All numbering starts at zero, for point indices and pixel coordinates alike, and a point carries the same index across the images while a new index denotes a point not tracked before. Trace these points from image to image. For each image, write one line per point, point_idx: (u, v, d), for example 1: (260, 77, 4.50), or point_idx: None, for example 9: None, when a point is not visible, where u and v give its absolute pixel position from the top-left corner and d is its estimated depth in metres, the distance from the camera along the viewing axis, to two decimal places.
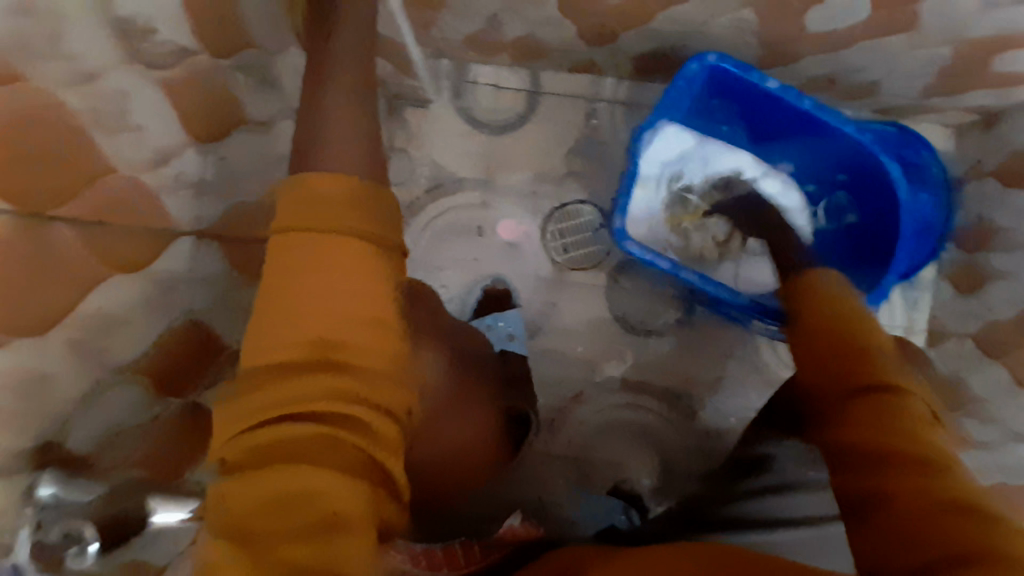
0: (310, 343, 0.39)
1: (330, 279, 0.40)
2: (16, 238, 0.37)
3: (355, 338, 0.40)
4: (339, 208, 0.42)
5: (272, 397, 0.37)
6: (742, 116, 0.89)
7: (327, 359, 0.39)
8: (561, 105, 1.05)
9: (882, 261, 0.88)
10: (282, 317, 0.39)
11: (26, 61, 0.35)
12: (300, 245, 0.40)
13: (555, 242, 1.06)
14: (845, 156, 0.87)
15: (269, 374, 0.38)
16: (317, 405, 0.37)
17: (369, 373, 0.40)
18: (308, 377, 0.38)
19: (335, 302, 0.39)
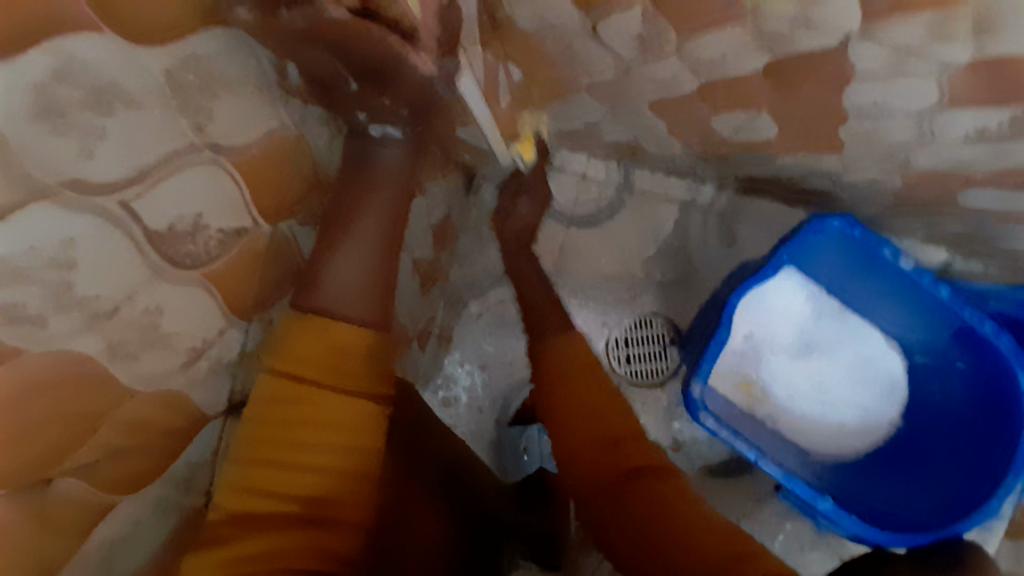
0: (297, 500, 0.42)
1: (327, 436, 0.43)
2: (9, 518, 0.32)
3: (337, 492, 0.43)
4: (351, 372, 0.45)
5: (244, 552, 0.39)
6: (853, 283, 0.77)
7: (311, 517, 0.42)
8: (652, 206, 0.93)
9: (982, 476, 0.72)
10: (264, 476, 0.41)
11: (30, 331, 0.30)
12: (300, 405, 0.43)
13: (617, 350, 0.94)
14: (964, 347, 0.73)
15: (247, 526, 0.40)
16: (277, 553, 0.40)
17: (343, 526, 0.43)
18: (286, 533, 0.40)
19: (330, 456, 0.43)
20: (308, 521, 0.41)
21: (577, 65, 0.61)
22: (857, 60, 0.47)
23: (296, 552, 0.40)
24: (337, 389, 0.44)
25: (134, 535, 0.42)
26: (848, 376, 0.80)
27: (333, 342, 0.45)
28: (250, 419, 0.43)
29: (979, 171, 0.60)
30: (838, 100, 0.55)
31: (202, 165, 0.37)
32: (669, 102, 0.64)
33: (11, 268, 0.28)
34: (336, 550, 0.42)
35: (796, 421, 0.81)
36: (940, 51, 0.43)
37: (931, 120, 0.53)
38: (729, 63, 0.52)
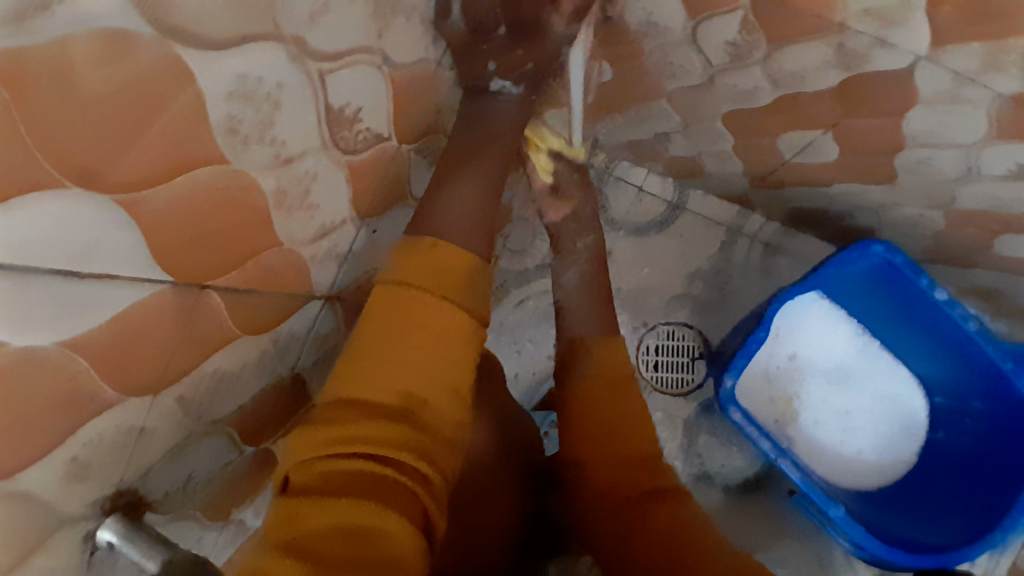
0: (395, 394, 0.48)
1: (424, 339, 0.49)
2: (168, 307, 0.37)
3: (429, 396, 0.49)
4: (456, 286, 0.52)
5: (349, 430, 0.46)
6: (887, 317, 0.83)
7: (406, 413, 0.48)
8: (700, 228, 1.00)
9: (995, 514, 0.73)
10: (374, 369, 0.48)
11: (236, 150, 0.36)
12: (410, 309, 0.49)
13: (648, 356, 0.99)
14: (986, 385, 0.77)
15: (354, 409, 0.47)
16: (378, 430, 0.47)
17: (429, 427, 0.49)
18: (383, 421, 0.47)
19: (425, 358, 0.49)
20: (403, 415, 0.48)
21: (668, 69, 0.68)
22: (920, 85, 0.55)
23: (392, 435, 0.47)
24: (439, 300, 0.50)
25: (239, 379, 0.48)
26: (868, 404, 0.85)
27: (443, 262, 0.52)
28: (364, 317, 0.51)
29: (1017, 213, 0.66)
30: (898, 126, 0.61)
31: (372, 67, 0.45)
32: (741, 117, 0.72)
33: (242, 88, 0.34)
34: (425, 447, 0.48)
35: (819, 446, 0.84)
36: (994, 81, 0.50)
37: (980, 154, 0.60)
38: (807, 79, 0.60)
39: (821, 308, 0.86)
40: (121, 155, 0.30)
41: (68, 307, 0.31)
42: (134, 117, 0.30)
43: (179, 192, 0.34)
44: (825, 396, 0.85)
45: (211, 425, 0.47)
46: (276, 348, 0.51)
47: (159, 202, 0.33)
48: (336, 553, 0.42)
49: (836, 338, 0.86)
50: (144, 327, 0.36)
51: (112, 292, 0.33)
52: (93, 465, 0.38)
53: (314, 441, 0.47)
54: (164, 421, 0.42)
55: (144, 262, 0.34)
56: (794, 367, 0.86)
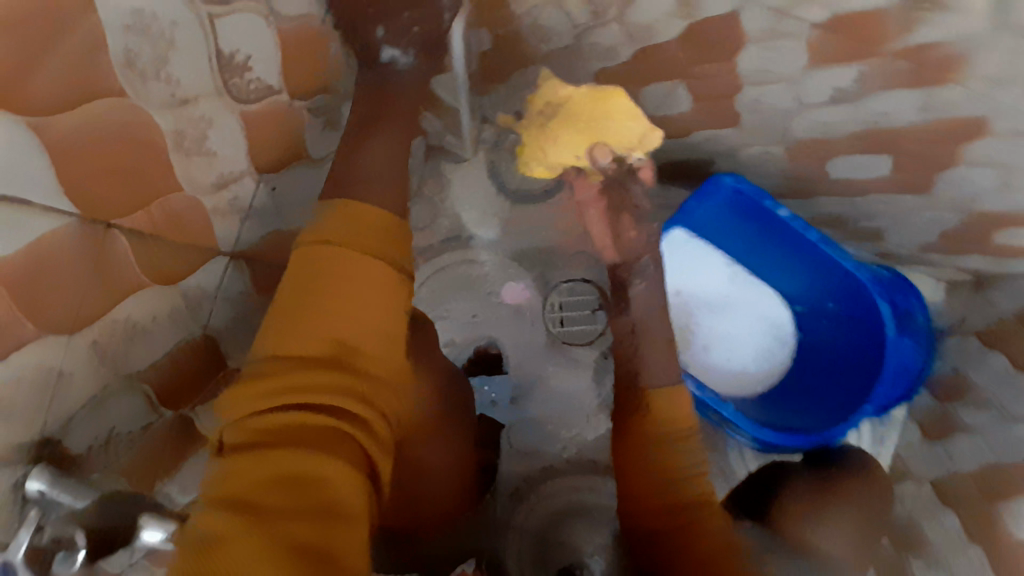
0: (325, 344, 0.49)
1: (345, 287, 0.50)
2: (74, 242, 0.38)
3: (359, 344, 0.50)
4: (374, 237, 0.52)
5: (284, 385, 0.47)
6: (753, 240, 0.95)
7: (343, 364, 0.49)
8: (587, 187, 1.07)
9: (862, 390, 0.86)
10: (303, 326, 0.49)
11: (133, 83, 0.39)
12: (332, 261, 0.50)
13: (552, 312, 1.07)
14: (835, 286, 0.90)
15: (289, 362, 0.48)
16: (309, 377, 0.47)
17: (368, 378, 0.50)
18: (322, 374, 0.47)
19: (349, 306, 0.50)
20: (339, 367, 0.49)
21: (539, 30, 0.76)
22: (748, 21, 0.64)
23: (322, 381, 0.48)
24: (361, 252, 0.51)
25: (153, 331, 0.48)
26: (743, 322, 0.97)
27: (362, 214, 0.53)
28: (285, 274, 0.52)
29: (840, 137, 0.77)
30: (734, 66, 0.71)
31: (256, 16, 0.47)
32: (610, 73, 0.80)
33: (126, 17, 0.37)
34: (367, 397, 0.49)
35: (709, 358, 0.96)
36: (803, 12, 0.61)
37: (801, 84, 0.70)
38: (657, 30, 0.70)
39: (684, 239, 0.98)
40: (28, 75, 0.33)
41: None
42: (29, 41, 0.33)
43: (71, 122, 0.36)
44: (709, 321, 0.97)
45: (130, 380, 0.47)
46: (187, 302, 0.51)
47: (64, 128, 0.36)
48: (279, 504, 0.43)
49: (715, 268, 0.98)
50: (53, 259, 0.37)
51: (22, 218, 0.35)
52: (16, 407, 0.38)
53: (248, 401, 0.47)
54: (78, 366, 0.42)
55: (52, 191, 0.36)
56: (682, 303, 0.97)
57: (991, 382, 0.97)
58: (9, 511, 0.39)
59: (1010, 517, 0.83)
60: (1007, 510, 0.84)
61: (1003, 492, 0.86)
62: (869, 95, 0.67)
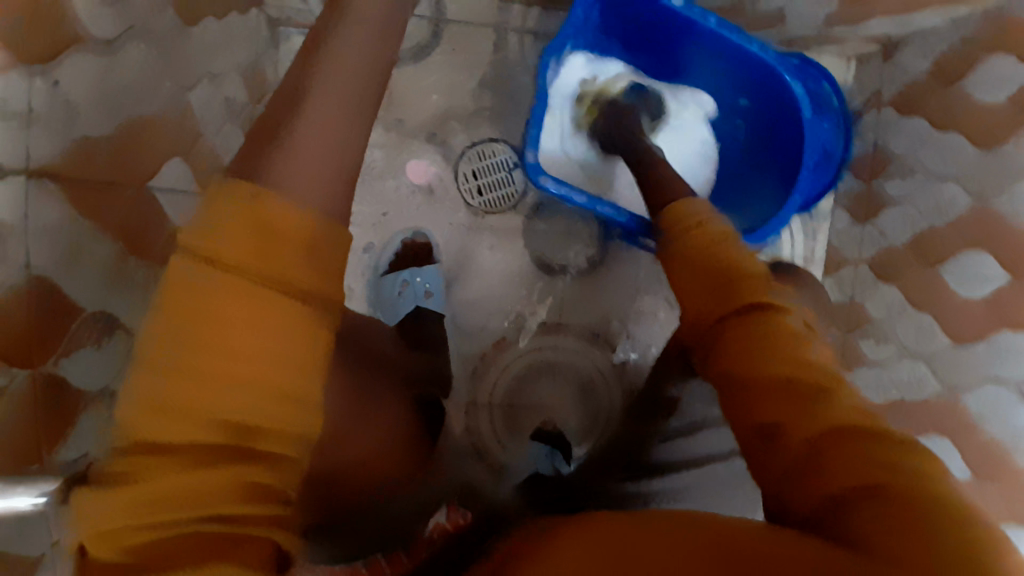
0: (216, 427, 0.37)
1: (247, 346, 0.37)
2: None
3: (265, 421, 0.38)
4: (291, 252, 0.40)
5: (161, 487, 0.36)
6: (652, 46, 0.87)
7: (240, 448, 0.38)
8: (468, 35, 0.97)
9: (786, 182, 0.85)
10: (180, 407, 0.37)
11: None
12: (219, 309, 0.37)
13: (467, 184, 1.00)
14: (745, 78, 0.85)
15: (163, 458, 0.36)
16: (201, 471, 0.37)
17: (280, 455, 0.39)
18: (213, 467, 0.37)
19: (247, 373, 0.37)
20: (233, 459, 0.38)
21: None
22: None
23: (226, 471, 0.37)
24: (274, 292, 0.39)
25: None
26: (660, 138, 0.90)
27: (261, 246, 0.39)
28: (160, 308, 0.38)
29: None
30: None
31: None
32: None
33: None
34: (270, 486, 0.39)
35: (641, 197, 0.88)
36: None
37: None
38: None
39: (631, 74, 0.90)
40: None
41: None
42: None
43: None
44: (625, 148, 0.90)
45: None
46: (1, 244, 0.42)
47: None
48: None
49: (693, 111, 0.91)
50: None
51: None
52: None
53: (114, 510, 0.35)
54: None
55: None
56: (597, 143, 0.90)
57: (906, 146, 0.95)
58: None
59: (948, 274, 0.85)
60: (946, 268, 0.85)
61: (936, 251, 0.87)
62: None
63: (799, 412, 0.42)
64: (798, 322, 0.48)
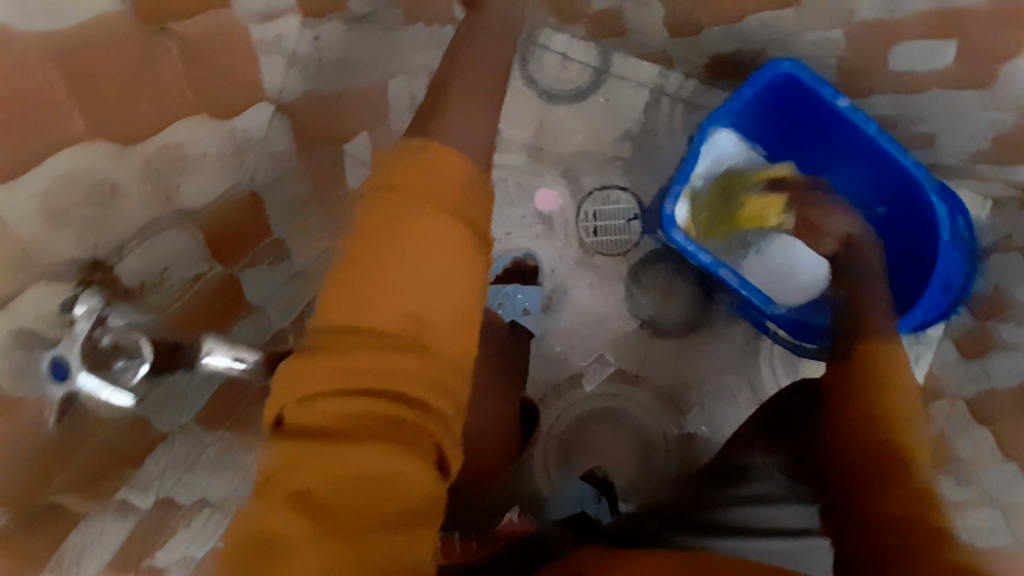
0: (403, 322, 0.42)
1: (419, 256, 0.43)
2: (127, 35, 0.42)
3: (437, 321, 0.43)
4: (452, 195, 0.45)
5: (358, 362, 0.41)
6: (802, 138, 0.91)
7: (415, 342, 0.42)
8: (626, 89, 1.04)
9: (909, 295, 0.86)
10: (371, 300, 0.42)
11: None
12: (392, 227, 0.43)
13: (586, 222, 1.05)
14: (887, 187, 0.87)
15: (350, 339, 0.42)
16: (382, 355, 0.41)
17: (439, 354, 0.43)
18: (389, 354, 0.41)
19: (426, 277, 0.43)
20: (387, 371, 0.41)
21: None
22: None
23: (403, 359, 0.41)
24: (437, 215, 0.44)
25: None
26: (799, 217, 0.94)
27: (435, 180, 0.45)
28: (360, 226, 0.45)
29: (902, 18, 0.73)
30: None
31: None
32: None
33: None
34: (435, 377, 0.42)
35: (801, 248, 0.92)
36: None
37: None
38: None
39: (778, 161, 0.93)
40: None
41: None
42: None
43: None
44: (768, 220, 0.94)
45: (176, 216, 0.53)
46: None
47: None
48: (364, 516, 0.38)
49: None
50: (100, 46, 0.41)
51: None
52: (65, 210, 0.43)
53: (323, 371, 0.41)
54: (120, 172, 0.46)
55: None
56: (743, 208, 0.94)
57: None
58: (56, 322, 0.44)
59: None
60: None
61: None
62: None
63: (884, 487, 0.54)
64: (915, 433, 0.57)
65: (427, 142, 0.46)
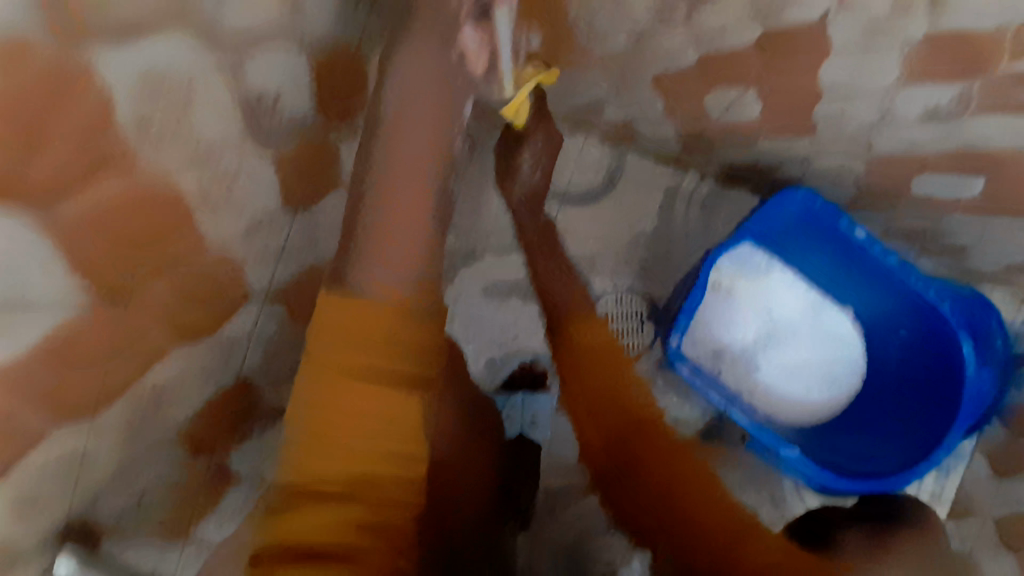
0: (343, 481, 0.45)
1: (357, 415, 0.44)
2: (86, 327, 0.38)
3: (383, 472, 0.46)
4: (399, 364, 0.46)
5: (311, 521, 0.44)
6: (820, 257, 0.87)
7: (360, 494, 0.46)
8: (639, 191, 1.00)
9: (933, 431, 0.80)
10: (320, 447, 0.45)
11: (146, 144, 0.37)
12: (337, 391, 0.44)
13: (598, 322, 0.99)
14: (909, 314, 0.82)
15: (307, 500, 0.45)
16: (345, 508, 0.45)
17: (386, 500, 0.46)
18: (341, 507, 0.45)
19: (365, 430, 0.45)
20: (355, 499, 0.45)
21: (590, 37, 0.69)
22: (833, 38, 0.55)
23: (356, 509, 0.45)
24: (372, 373, 0.45)
25: (184, 388, 0.46)
26: (800, 338, 0.91)
27: (370, 338, 0.46)
28: (300, 389, 0.47)
29: (927, 155, 0.68)
30: (814, 78, 0.62)
31: (291, 45, 0.46)
32: (669, 78, 0.72)
33: (152, 83, 0.36)
34: (390, 523, 0.47)
35: (790, 378, 0.91)
36: (900, 26, 0.51)
37: (891, 98, 0.60)
38: (728, 35, 0.60)
39: (786, 276, 0.90)
40: (29, 161, 0.32)
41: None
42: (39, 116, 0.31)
43: (89, 204, 0.35)
44: (771, 343, 0.91)
45: (154, 445, 0.46)
46: (218, 352, 0.49)
47: (72, 214, 0.35)
48: None
49: (835, 318, 0.91)
50: (75, 340, 0.37)
51: (18, 317, 0.34)
52: (37, 494, 0.39)
53: (276, 537, 0.45)
54: (103, 437, 0.41)
55: (62, 281, 0.35)
56: (745, 331, 0.92)
57: None
58: None
59: None
60: None
61: None
62: (973, 116, 0.58)
63: None
64: None
65: (357, 300, 0.46)
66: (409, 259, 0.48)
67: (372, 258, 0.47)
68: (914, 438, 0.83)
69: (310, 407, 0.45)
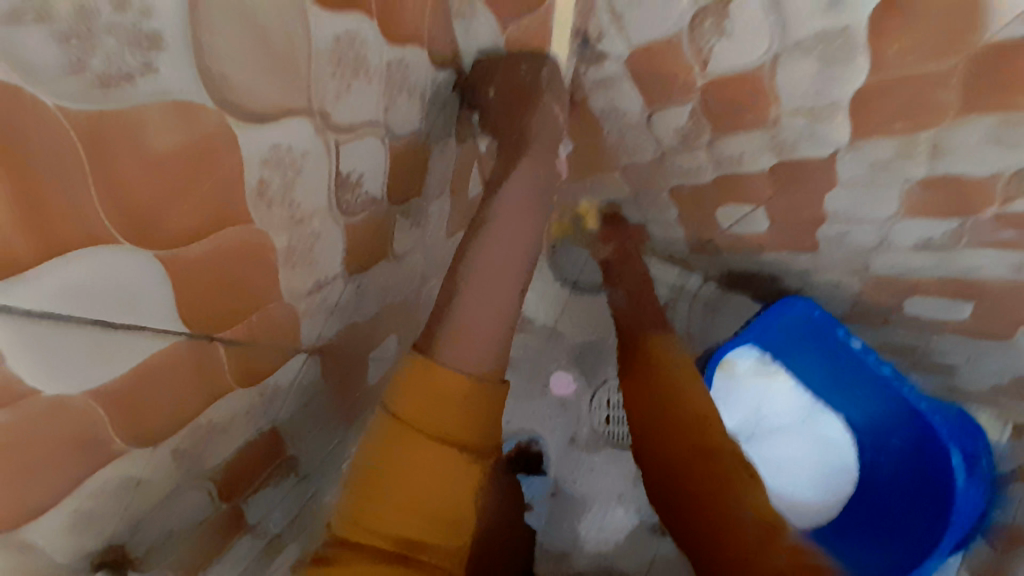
0: (391, 540, 0.47)
1: (417, 478, 0.47)
2: (181, 354, 0.38)
3: (428, 537, 0.48)
4: (464, 431, 0.49)
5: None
6: (820, 367, 0.95)
7: (407, 554, 0.47)
8: None
9: (928, 537, 0.85)
10: (376, 504, 0.48)
11: (260, 208, 0.39)
12: (402, 452, 0.48)
13: (599, 410, 1.03)
14: (901, 422, 0.89)
15: (356, 554, 0.47)
16: (392, 568, 0.46)
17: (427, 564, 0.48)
18: (386, 567, 0.46)
19: (422, 491, 0.47)
20: (400, 561, 0.47)
21: (621, 146, 0.77)
22: (841, 171, 0.63)
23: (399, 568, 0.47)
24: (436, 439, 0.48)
25: (229, 430, 0.48)
26: (795, 438, 0.97)
27: (436, 406, 0.48)
28: (371, 443, 0.50)
29: (918, 279, 0.74)
30: (820, 203, 0.69)
31: (375, 135, 0.49)
32: (688, 191, 0.80)
33: (275, 157, 0.38)
34: None
35: (783, 475, 0.96)
36: (901, 167, 0.58)
37: (891, 227, 0.68)
38: (744, 161, 0.68)
39: (786, 379, 0.98)
40: (167, 209, 0.32)
41: (67, 359, 0.31)
42: (194, 164, 0.32)
43: (215, 243, 0.36)
44: (768, 440, 0.97)
45: (197, 476, 0.47)
46: (262, 399, 0.51)
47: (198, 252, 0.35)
48: None
49: (826, 422, 0.97)
50: (167, 370, 0.38)
51: (125, 346, 0.34)
52: (93, 516, 0.38)
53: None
54: (157, 473, 0.42)
55: (171, 314, 0.36)
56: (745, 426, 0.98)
57: None
58: None
59: None
60: None
61: None
62: (964, 248, 0.65)
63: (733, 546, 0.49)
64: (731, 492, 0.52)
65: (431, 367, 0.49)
66: (485, 343, 0.52)
67: (447, 338, 0.52)
68: (909, 543, 0.88)
69: (376, 467, 0.48)
